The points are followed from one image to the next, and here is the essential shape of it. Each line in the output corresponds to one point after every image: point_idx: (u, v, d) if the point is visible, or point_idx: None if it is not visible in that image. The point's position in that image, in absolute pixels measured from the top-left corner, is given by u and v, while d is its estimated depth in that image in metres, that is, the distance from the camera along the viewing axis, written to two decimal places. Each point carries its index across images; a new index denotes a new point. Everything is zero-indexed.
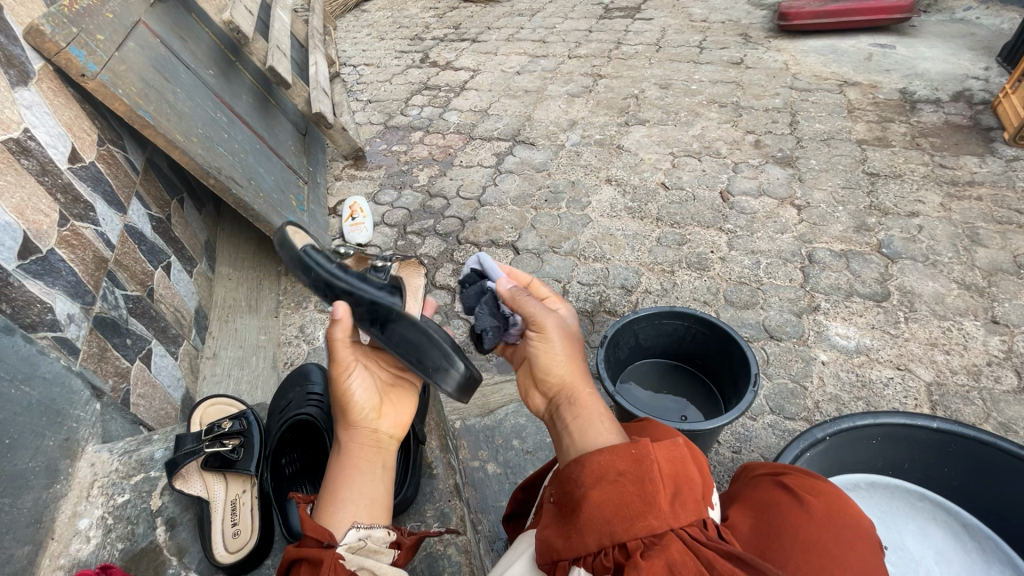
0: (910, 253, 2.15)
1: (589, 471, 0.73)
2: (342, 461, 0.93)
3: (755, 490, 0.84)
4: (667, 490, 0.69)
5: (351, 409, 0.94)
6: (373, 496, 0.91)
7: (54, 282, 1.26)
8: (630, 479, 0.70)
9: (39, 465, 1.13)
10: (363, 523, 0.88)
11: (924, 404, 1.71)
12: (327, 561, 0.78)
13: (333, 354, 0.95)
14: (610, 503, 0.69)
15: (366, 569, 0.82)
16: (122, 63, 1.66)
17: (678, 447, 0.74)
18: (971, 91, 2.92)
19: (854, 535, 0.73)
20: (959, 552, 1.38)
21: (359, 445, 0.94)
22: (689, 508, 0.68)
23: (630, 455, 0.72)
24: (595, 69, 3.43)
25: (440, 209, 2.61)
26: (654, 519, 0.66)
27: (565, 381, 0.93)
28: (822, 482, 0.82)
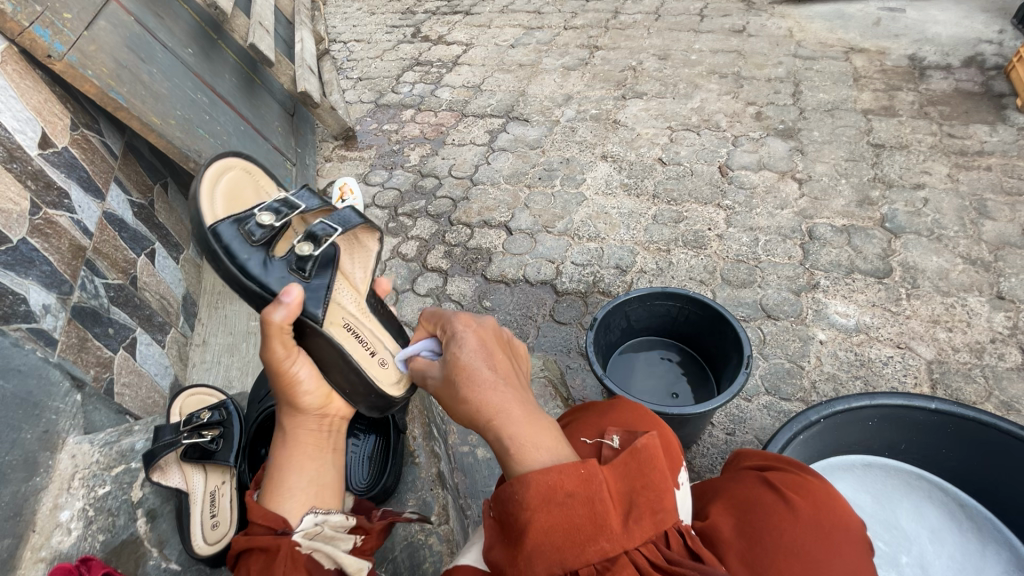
0: (914, 228, 2.08)
1: (534, 491, 0.67)
2: (286, 444, 0.94)
3: (738, 487, 0.82)
4: (620, 508, 0.67)
5: (298, 393, 0.96)
6: (325, 481, 0.93)
7: (27, 273, 1.23)
8: (579, 500, 0.66)
9: (16, 459, 1.10)
10: (319, 509, 0.89)
11: (924, 383, 1.67)
12: (283, 550, 0.79)
13: (267, 344, 0.93)
14: (559, 527, 0.65)
15: (324, 552, 0.81)
16: (92, 43, 1.60)
17: (637, 458, 0.72)
18: (984, 56, 2.80)
19: (840, 538, 0.72)
20: (954, 533, 1.36)
21: (306, 431, 0.96)
22: (645, 524, 0.66)
23: (579, 475, 0.68)
24: (591, 40, 3.30)
25: (431, 189, 2.55)
26: (606, 543, 0.64)
27: (476, 406, 0.77)
28: (811, 480, 0.81)
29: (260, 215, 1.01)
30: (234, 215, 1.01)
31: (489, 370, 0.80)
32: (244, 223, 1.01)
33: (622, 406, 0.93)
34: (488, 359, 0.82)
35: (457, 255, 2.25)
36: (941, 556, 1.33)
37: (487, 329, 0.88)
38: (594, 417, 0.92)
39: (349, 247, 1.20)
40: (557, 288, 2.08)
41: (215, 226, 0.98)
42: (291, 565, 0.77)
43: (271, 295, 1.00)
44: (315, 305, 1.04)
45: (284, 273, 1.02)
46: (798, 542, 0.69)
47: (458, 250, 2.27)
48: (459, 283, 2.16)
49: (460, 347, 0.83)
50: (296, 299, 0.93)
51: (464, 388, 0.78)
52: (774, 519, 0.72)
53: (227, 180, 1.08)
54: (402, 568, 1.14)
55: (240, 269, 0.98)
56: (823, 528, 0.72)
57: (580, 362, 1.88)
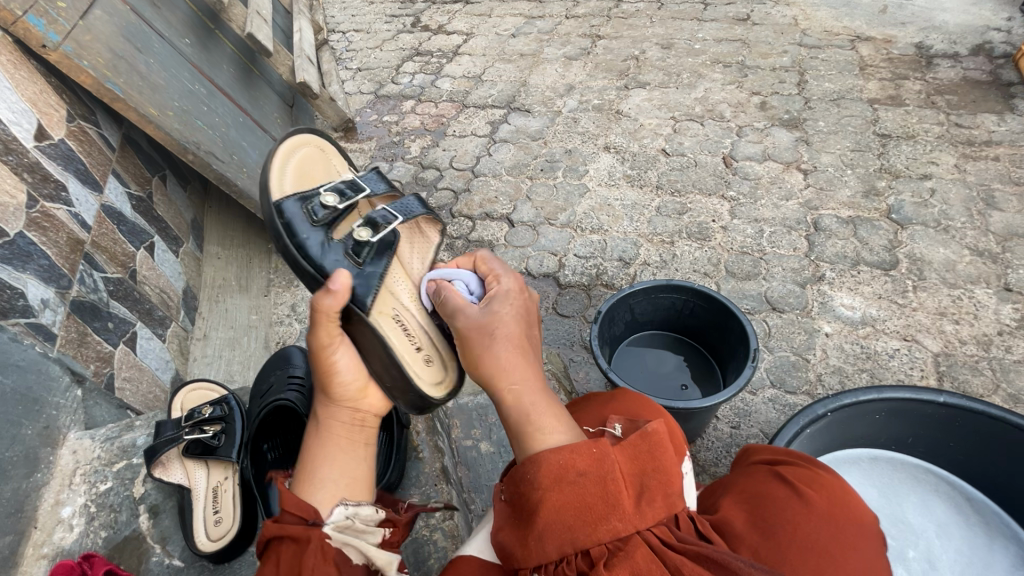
0: (921, 219, 2.06)
1: (545, 470, 0.67)
2: (321, 433, 0.91)
3: (749, 481, 0.81)
4: (632, 490, 0.66)
5: (335, 382, 0.93)
6: (356, 476, 0.89)
7: (25, 267, 1.22)
8: (590, 479, 0.66)
9: (17, 455, 1.10)
10: (348, 501, 0.85)
11: (931, 376, 1.66)
12: (314, 542, 0.76)
13: (314, 329, 0.92)
14: (570, 506, 0.65)
15: (355, 547, 0.79)
16: (87, 32, 1.57)
17: (647, 439, 0.71)
18: (992, 44, 2.76)
19: (854, 533, 0.71)
20: (960, 526, 1.35)
21: (340, 423, 0.92)
22: (657, 506, 0.65)
23: (591, 454, 0.67)
24: (593, 29, 3.25)
25: (433, 181, 2.53)
26: (616, 523, 0.63)
27: (490, 377, 0.78)
28: (824, 474, 0.80)
29: (325, 196, 1.05)
30: (300, 194, 1.06)
31: (519, 334, 0.82)
32: (309, 202, 1.05)
33: (629, 397, 0.93)
34: (523, 327, 0.84)
35: (459, 248, 2.24)
36: (947, 550, 1.33)
37: (527, 302, 0.90)
38: (595, 406, 0.91)
39: (410, 236, 1.22)
40: (560, 280, 2.06)
41: (281, 202, 1.03)
42: (321, 558, 0.74)
43: (322, 276, 1.02)
44: (365, 291, 1.02)
45: (339, 255, 1.03)
46: (813, 539, 0.69)
47: (460, 242, 2.25)
48: None
49: (500, 309, 0.85)
50: (342, 287, 0.93)
51: (482, 359, 0.79)
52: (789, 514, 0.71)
53: (299, 158, 1.12)
54: (407, 564, 1.14)
55: (297, 247, 1.02)
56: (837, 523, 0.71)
57: (584, 356, 1.87)
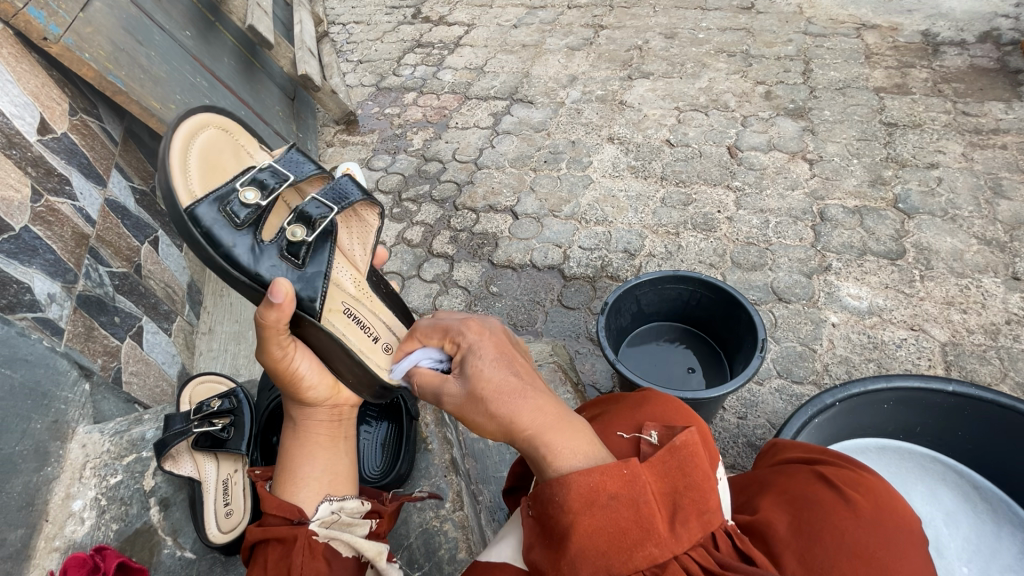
0: (928, 208, 2.05)
1: (575, 494, 0.66)
2: (299, 437, 0.96)
3: (791, 482, 0.81)
4: (665, 511, 0.66)
5: (304, 389, 0.95)
6: (338, 471, 0.94)
7: (31, 261, 1.21)
8: (623, 502, 0.65)
9: (28, 449, 1.11)
10: (333, 497, 0.90)
11: (939, 365, 1.66)
12: (301, 540, 0.80)
13: (263, 344, 0.90)
14: (604, 530, 0.64)
15: (342, 540, 0.83)
16: (88, 25, 1.56)
17: (676, 455, 0.70)
18: (1000, 31, 2.73)
19: (903, 537, 0.71)
20: (968, 514, 1.35)
21: (318, 422, 0.97)
22: (692, 526, 0.65)
23: (622, 476, 0.67)
24: (596, 19, 3.22)
25: (436, 173, 2.52)
26: (654, 548, 0.64)
27: (500, 422, 0.75)
28: (867, 476, 0.80)
29: (244, 193, 0.96)
30: (216, 194, 0.94)
31: (514, 379, 0.78)
32: (226, 202, 0.94)
33: (659, 399, 0.91)
34: (509, 365, 0.81)
35: (463, 240, 2.23)
36: (955, 538, 1.33)
37: (497, 337, 0.87)
38: (626, 408, 0.89)
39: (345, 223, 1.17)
40: (565, 272, 2.06)
41: (193, 207, 0.91)
42: (309, 554, 0.79)
43: (260, 284, 0.96)
44: (309, 293, 1.01)
45: (274, 258, 0.98)
46: (863, 543, 0.68)
47: (464, 235, 2.25)
48: (465, 268, 2.14)
49: (480, 361, 0.81)
50: (288, 297, 0.88)
51: (489, 404, 0.76)
52: (836, 518, 0.70)
53: (204, 148, 0.98)
54: (417, 555, 1.14)
55: (226, 256, 0.93)
56: (885, 530, 0.71)
57: (590, 347, 1.87)
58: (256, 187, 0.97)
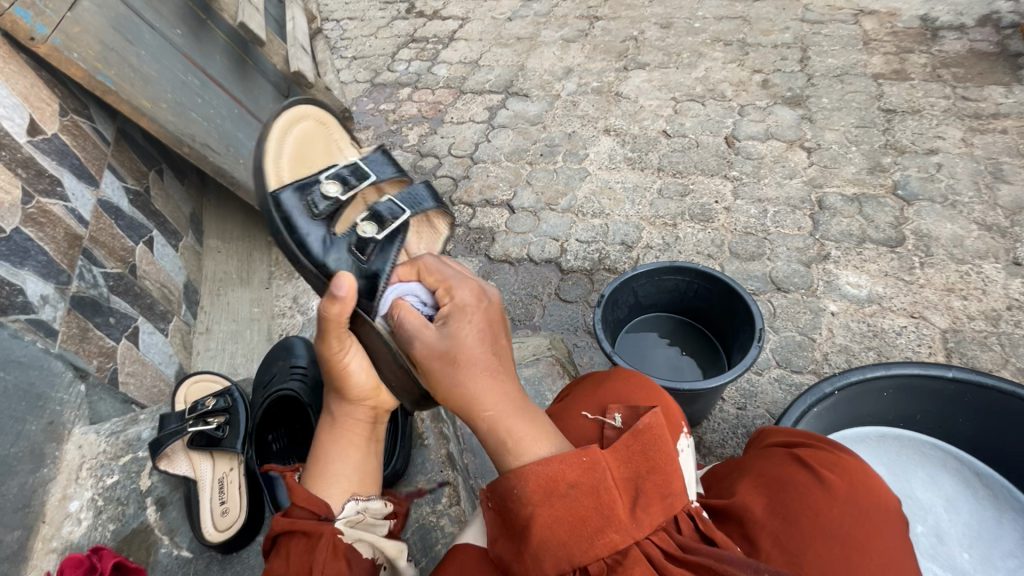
0: (927, 194, 2.03)
1: (534, 486, 0.65)
2: (333, 427, 0.94)
3: (767, 462, 0.80)
4: (626, 497, 0.66)
5: (348, 384, 0.94)
6: (366, 470, 0.93)
7: (23, 263, 1.21)
8: (583, 490, 0.65)
9: (23, 450, 1.10)
10: (359, 497, 0.90)
11: (939, 352, 1.65)
12: (326, 537, 0.78)
13: (324, 334, 0.91)
14: (563, 519, 0.64)
15: (367, 541, 0.83)
16: (76, 24, 1.54)
17: (637, 440, 0.71)
18: (1000, 14, 2.69)
19: (878, 522, 0.73)
20: (969, 501, 1.35)
21: (355, 421, 0.95)
22: (654, 511, 0.66)
23: (581, 463, 0.66)
24: (591, 10, 3.19)
25: (431, 168, 2.50)
26: (614, 535, 0.63)
27: (465, 404, 0.73)
28: (845, 456, 0.80)
29: (327, 185, 1.05)
30: (300, 182, 1.05)
31: (490, 354, 0.77)
32: (309, 191, 1.04)
33: (624, 375, 0.93)
34: (487, 337, 0.79)
35: (460, 235, 2.22)
36: (956, 525, 1.32)
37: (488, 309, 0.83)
38: (589, 390, 0.91)
39: (419, 226, 1.15)
40: (562, 266, 2.05)
41: (279, 193, 1.03)
42: (332, 553, 0.76)
43: (324, 273, 1.01)
44: (370, 289, 0.98)
45: (342, 251, 1.01)
46: (835, 524, 0.70)
47: (461, 230, 2.24)
48: (462, 263, 2.13)
49: (462, 327, 0.79)
50: (348, 290, 0.88)
51: (456, 375, 0.75)
52: (812, 505, 0.71)
53: (297, 137, 1.12)
54: (415, 549, 1.15)
55: (297, 241, 1.01)
56: (861, 518, 0.72)
57: (588, 340, 1.86)
58: (338, 181, 1.06)
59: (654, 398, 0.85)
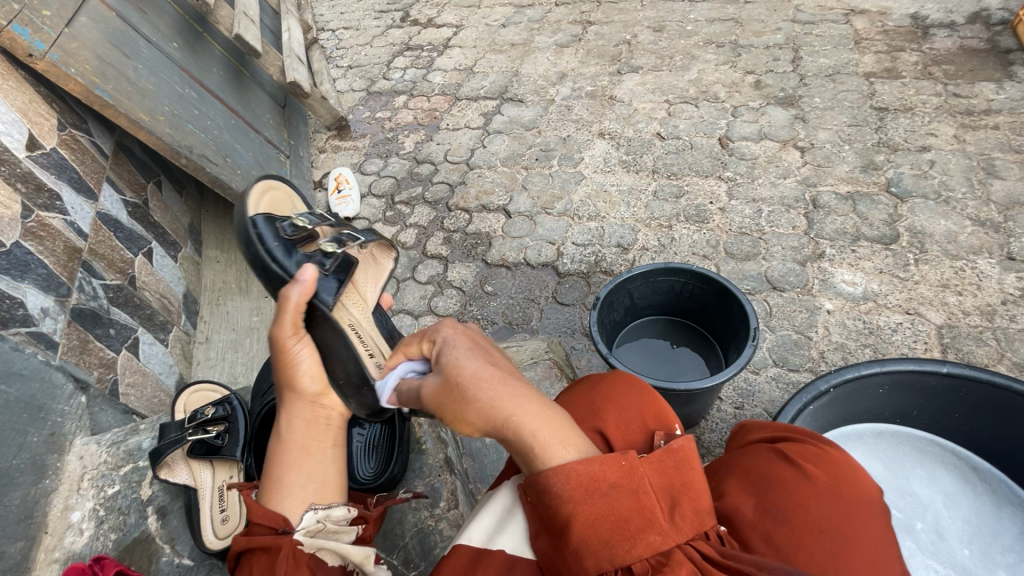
0: (920, 191, 2.04)
1: (572, 484, 0.68)
2: (283, 433, 0.93)
3: (752, 460, 0.82)
4: (663, 503, 0.68)
5: (297, 381, 0.95)
6: (325, 479, 0.91)
7: (23, 276, 1.22)
8: (624, 491, 0.68)
9: (24, 462, 1.12)
10: (319, 506, 0.88)
11: (935, 348, 1.65)
12: (285, 550, 0.78)
13: (279, 318, 0.95)
14: (604, 519, 0.66)
15: (329, 550, 0.82)
16: (74, 40, 1.57)
17: (673, 455, 0.73)
18: (989, 11, 2.71)
19: (865, 509, 0.74)
20: (967, 496, 1.35)
21: (306, 424, 0.94)
22: (687, 518, 0.68)
23: (622, 466, 0.69)
24: (584, 15, 3.21)
25: (428, 175, 2.52)
26: (654, 536, 0.66)
27: (489, 420, 0.73)
28: (833, 451, 0.81)
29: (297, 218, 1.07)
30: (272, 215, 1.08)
31: (489, 371, 0.77)
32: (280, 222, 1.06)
33: (617, 378, 0.93)
34: (484, 357, 0.80)
35: (457, 241, 2.23)
36: (955, 520, 1.32)
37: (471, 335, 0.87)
38: (586, 392, 0.91)
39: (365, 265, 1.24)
40: (559, 269, 2.06)
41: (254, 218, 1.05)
42: (293, 564, 0.77)
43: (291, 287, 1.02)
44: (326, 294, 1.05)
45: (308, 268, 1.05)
46: (826, 520, 0.71)
47: (458, 236, 2.25)
48: (460, 269, 2.15)
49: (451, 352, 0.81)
50: (311, 277, 0.99)
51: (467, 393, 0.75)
52: (794, 497, 0.72)
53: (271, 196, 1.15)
54: (413, 554, 1.16)
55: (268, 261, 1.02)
56: (844, 503, 0.73)
57: (586, 343, 1.87)
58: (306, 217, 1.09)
59: (642, 398, 0.88)
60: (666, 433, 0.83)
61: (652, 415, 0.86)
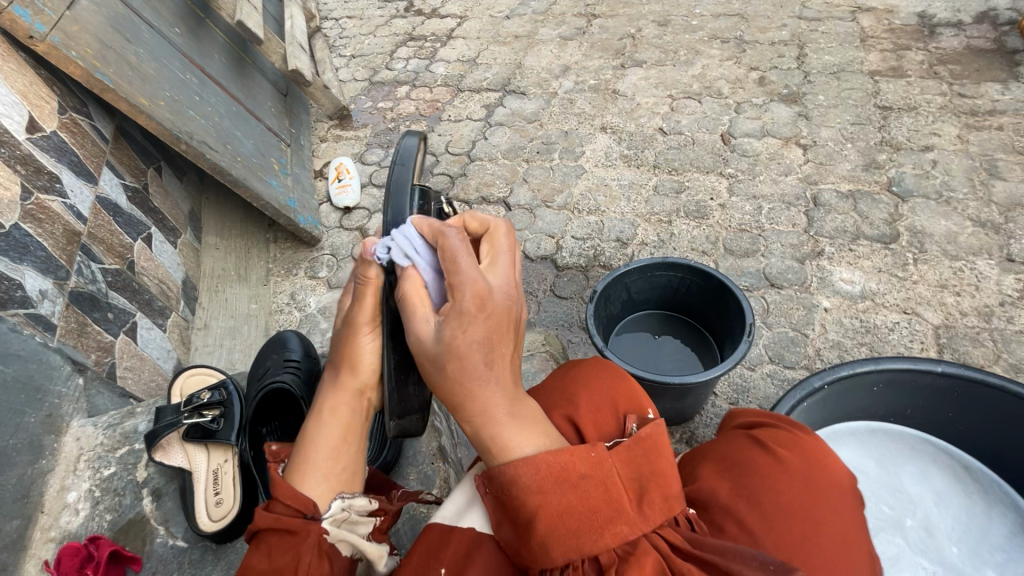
0: (922, 191, 2.03)
1: (542, 474, 0.68)
2: (320, 417, 0.90)
3: (726, 445, 0.85)
4: (631, 493, 0.69)
5: (353, 365, 0.91)
6: (354, 470, 0.88)
7: (22, 258, 1.23)
8: (592, 482, 0.68)
9: (21, 442, 1.13)
10: (346, 494, 0.86)
11: (931, 348, 1.66)
12: (311, 537, 0.77)
13: (361, 293, 0.89)
14: (574, 509, 0.66)
15: (352, 541, 0.81)
16: (75, 23, 1.56)
17: (640, 444, 0.73)
18: (997, 11, 2.69)
19: (832, 493, 0.76)
20: (958, 495, 1.35)
21: (346, 412, 0.90)
22: (658, 507, 0.68)
23: (590, 458, 0.69)
24: (589, 8, 3.19)
25: (428, 166, 2.52)
26: (624, 527, 0.66)
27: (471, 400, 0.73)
28: (805, 436, 0.85)
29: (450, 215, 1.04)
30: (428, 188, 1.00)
31: (483, 365, 0.73)
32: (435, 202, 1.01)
33: (585, 367, 0.94)
34: (488, 349, 0.73)
35: None
36: (945, 518, 1.33)
37: (498, 309, 0.75)
38: (557, 383, 0.91)
39: None
40: (557, 262, 2.06)
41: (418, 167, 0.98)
42: (317, 555, 0.76)
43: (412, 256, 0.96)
44: None
45: None
46: (803, 503, 0.73)
47: None
48: None
49: (463, 329, 0.73)
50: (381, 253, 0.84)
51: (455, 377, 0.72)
52: (775, 475, 0.75)
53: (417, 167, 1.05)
54: (405, 540, 1.19)
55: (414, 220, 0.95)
56: (817, 481, 0.76)
57: (582, 336, 1.88)
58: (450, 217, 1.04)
59: (611, 386, 0.88)
60: (637, 417, 0.84)
61: (621, 399, 0.86)
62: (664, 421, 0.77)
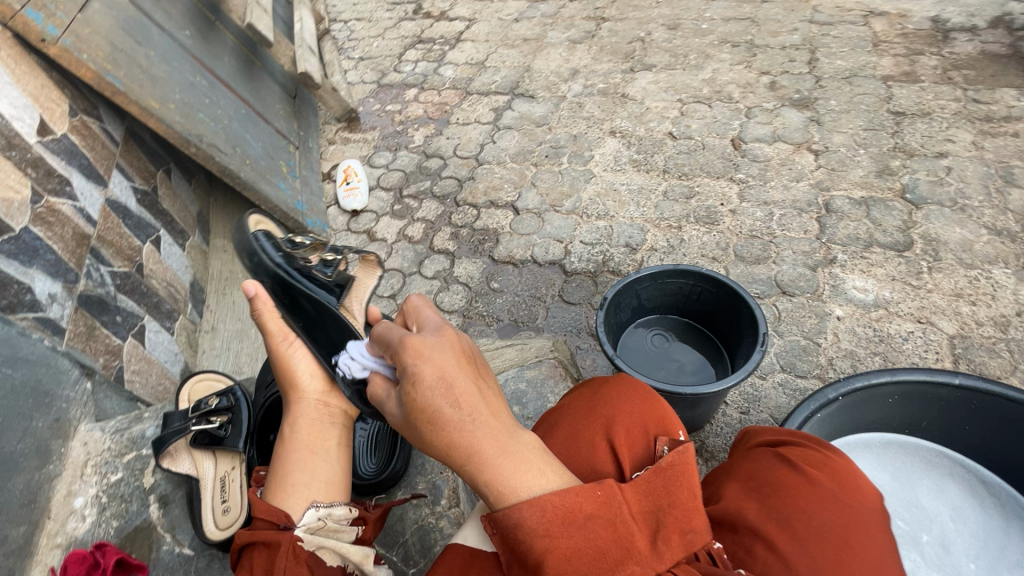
0: (936, 198, 2.01)
1: (549, 517, 0.66)
2: (287, 439, 1.02)
3: (752, 466, 0.83)
4: (646, 529, 0.69)
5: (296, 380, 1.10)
6: (327, 478, 0.98)
7: (32, 262, 1.23)
8: (599, 521, 0.67)
9: (30, 446, 1.12)
10: (320, 504, 0.93)
11: (946, 358, 1.63)
12: (284, 545, 0.83)
13: (263, 324, 1.11)
14: (581, 551, 0.65)
15: (329, 548, 0.86)
16: (86, 26, 1.57)
17: (659, 476, 0.74)
18: (1012, 16, 2.65)
19: (864, 520, 0.73)
20: (975, 510, 1.33)
21: (308, 421, 1.05)
22: (674, 545, 0.68)
23: (596, 498, 0.69)
24: (598, 11, 3.17)
25: (436, 169, 2.51)
26: (635, 565, 0.65)
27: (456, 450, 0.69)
28: (834, 457, 0.82)
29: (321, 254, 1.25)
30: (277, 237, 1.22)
31: (452, 410, 0.68)
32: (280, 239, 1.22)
33: (615, 384, 0.92)
34: (447, 388, 0.69)
35: (464, 236, 2.22)
36: (963, 534, 1.30)
37: (441, 349, 0.74)
38: (586, 400, 0.91)
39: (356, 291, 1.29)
40: (566, 268, 2.04)
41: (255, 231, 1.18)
42: (293, 560, 0.82)
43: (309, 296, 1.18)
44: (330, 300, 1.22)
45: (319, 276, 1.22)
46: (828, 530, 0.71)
47: (465, 231, 2.24)
48: (466, 264, 2.14)
49: (416, 382, 0.70)
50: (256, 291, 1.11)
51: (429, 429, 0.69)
52: (798, 502, 0.73)
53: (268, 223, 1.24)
54: (413, 551, 1.17)
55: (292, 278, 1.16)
56: (845, 507, 0.74)
57: (591, 342, 1.86)
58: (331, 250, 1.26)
59: (641, 405, 0.87)
60: (668, 439, 0.83)
61: (653, 422, 0.86)
62: (691, 449, 0.77)
